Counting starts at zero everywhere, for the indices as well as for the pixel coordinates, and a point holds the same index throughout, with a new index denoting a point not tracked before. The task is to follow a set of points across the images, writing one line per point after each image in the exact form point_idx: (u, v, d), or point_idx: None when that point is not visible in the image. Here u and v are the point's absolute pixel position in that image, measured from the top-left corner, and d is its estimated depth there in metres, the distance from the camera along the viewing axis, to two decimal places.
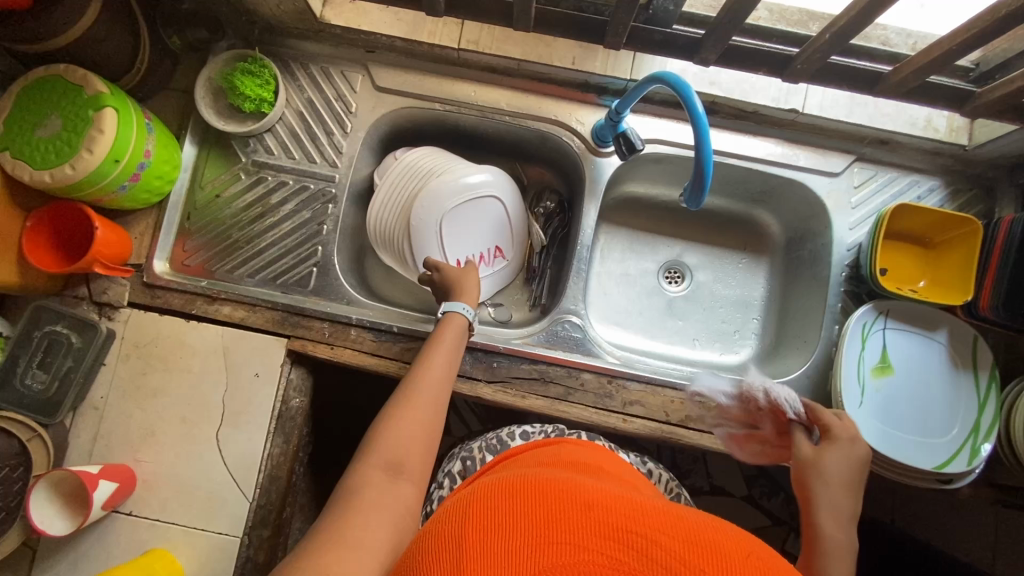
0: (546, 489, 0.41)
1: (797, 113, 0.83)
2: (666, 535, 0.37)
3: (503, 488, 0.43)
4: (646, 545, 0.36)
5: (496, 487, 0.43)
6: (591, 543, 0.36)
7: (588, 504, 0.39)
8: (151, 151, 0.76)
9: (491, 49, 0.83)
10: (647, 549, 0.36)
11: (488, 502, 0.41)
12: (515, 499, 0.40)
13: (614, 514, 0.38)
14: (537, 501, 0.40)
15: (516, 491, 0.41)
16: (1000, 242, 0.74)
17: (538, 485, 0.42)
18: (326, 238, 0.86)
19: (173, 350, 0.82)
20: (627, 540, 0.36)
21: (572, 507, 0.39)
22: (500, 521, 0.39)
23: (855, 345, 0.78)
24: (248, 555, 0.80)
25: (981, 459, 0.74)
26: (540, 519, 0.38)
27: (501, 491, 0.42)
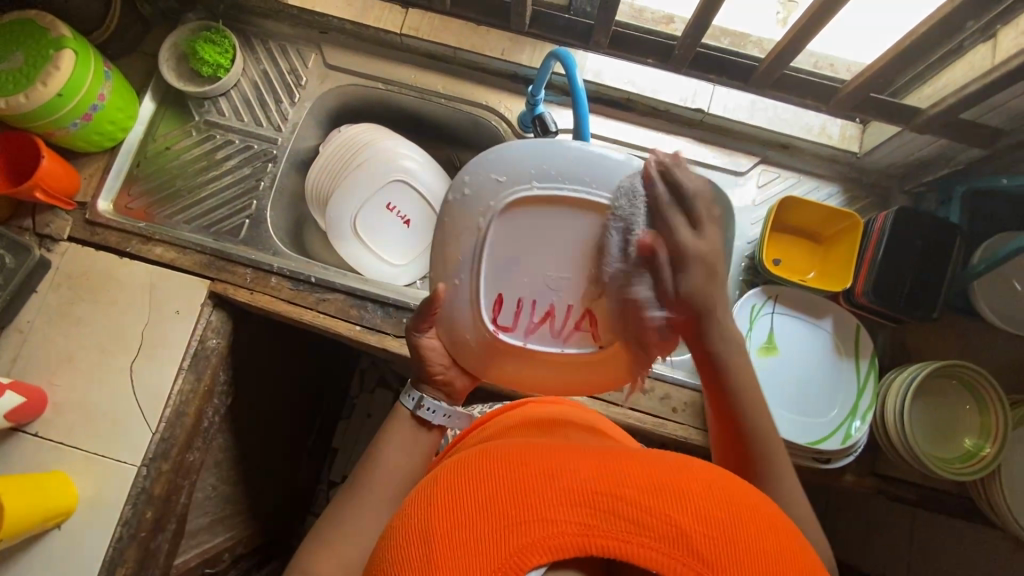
0: (511, 461, 0.40)
1: (703, 113, 0.91)
2: (630, 489, 0.37)
3: (470, 464, 0.42)
4: (610, 503, 0.36)
5: (460, 464, 0.43)
6: (559, 513, 0.36)
7: (553, 469, 0.39)
8: (105, 96, 0.84)
9: (428, 35, 0.92)
10: (612, 508, 0.36)
11: (454, 483, 0.40)
12: (483, 477, 0.40)
13: (582, 476, 0.38)
14: (503, 477, 0.39)
15: (480, 467, 0.41)
16: (875, 234, 0.79)
17: (502, 457, 0.41)
18: (262, 194, 0.93)
19: (102, 284, 0.87)
20: (592, 502, 0.37)
21: (536, 477, 0.38)
22: (467, 502, 0.38)
23: (743, 325, 0.82)
24: (143, 486, 0.82)
25: (855, 439, 0.77)
26: (507, 500, 0.37)
27: (464, 469, 0.41)
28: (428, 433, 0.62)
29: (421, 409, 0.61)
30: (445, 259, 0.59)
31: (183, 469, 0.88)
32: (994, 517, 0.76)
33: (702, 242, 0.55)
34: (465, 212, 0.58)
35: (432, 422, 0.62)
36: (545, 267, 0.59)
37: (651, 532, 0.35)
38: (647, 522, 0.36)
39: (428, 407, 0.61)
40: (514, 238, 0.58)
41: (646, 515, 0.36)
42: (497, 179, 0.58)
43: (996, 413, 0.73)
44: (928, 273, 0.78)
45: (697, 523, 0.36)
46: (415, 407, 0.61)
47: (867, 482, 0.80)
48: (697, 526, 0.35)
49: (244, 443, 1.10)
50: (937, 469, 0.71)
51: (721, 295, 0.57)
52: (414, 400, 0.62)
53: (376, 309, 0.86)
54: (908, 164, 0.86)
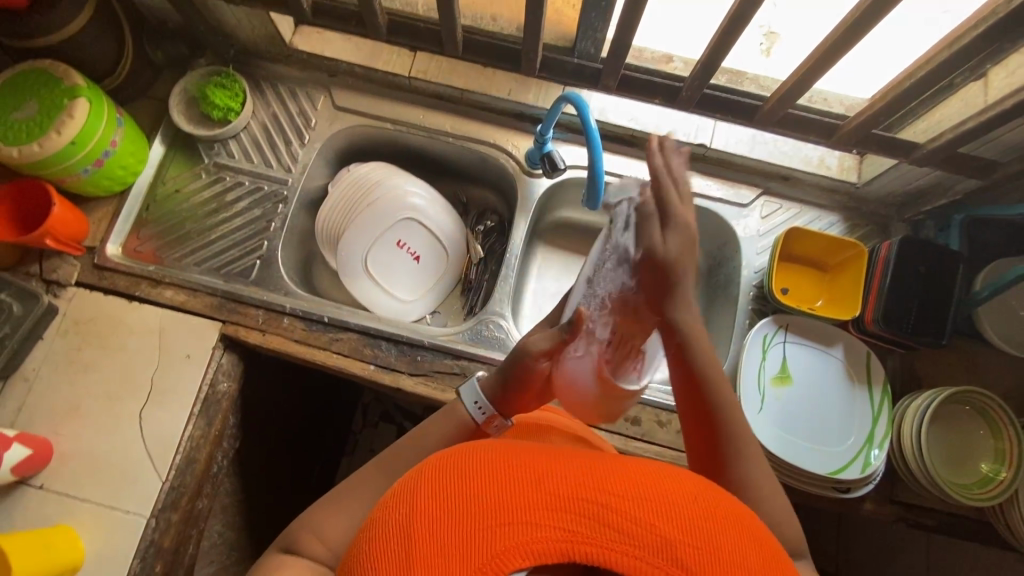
0: (496, 462, 0.39)
1: (706, 147, 0.94)
2: (617, 495, 0.36)
3: (453, 461, 0.40)
4: (598, 511, 0.35)
5: (443, 459, 0.41)
6: (545, 519, 0.35)
7: (538, 471, 0.37)
8: (117, 142, 0.85)
9: (437, 78, 0.94)
10: (600, 517, 0.35)
11: (437, 482, 0.39)
12: (466, 477, 0.38)
13: (569, 479, 0.37)
14: (488, 478, 0.37)
15: (465, 467, 0.39)
16: (880, 264, 0.81)
17: (485, 456, 0.40)
18: (272, 235, 0.93)
19: (110, 329, 0.85)
20: (579, 509, 0.35)
21: (522, 479, 0.37)
22: (450, 502, 0.37)
23: (756, 354, 0.83)
24: (153, 538, 0.80)
25: (874, 468, 0.77)
26: (489, 501, 0.36)
27: (448, 468, 0.40)
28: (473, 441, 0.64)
29: (487, 424, 0.63)
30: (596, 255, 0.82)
31: (192, 517, 0.86)
32: (1014, 541, 0.76)
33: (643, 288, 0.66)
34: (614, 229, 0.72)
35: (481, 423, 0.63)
36: None
37: (638, 542, 0.34)
38: (633, 532, 0.34)
39: (479, 407, 0.63)
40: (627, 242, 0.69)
41: (635, 525, 0.34)
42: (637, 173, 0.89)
43: (1010, 437, 0.74)
44: (936, 299, 0.79)
45: (683, 535, 0.35)
46: (485, 421, 0.63)
47: (886, 510, 0.80)
48: (684, 537, 0.35)
49: (250, 487, 1.08)
50: (957, 494, 0.72)
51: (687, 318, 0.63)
52: (484, 413, 0.63)
53: (391, 348, 0.86)
54: (906, 194, 0.89)
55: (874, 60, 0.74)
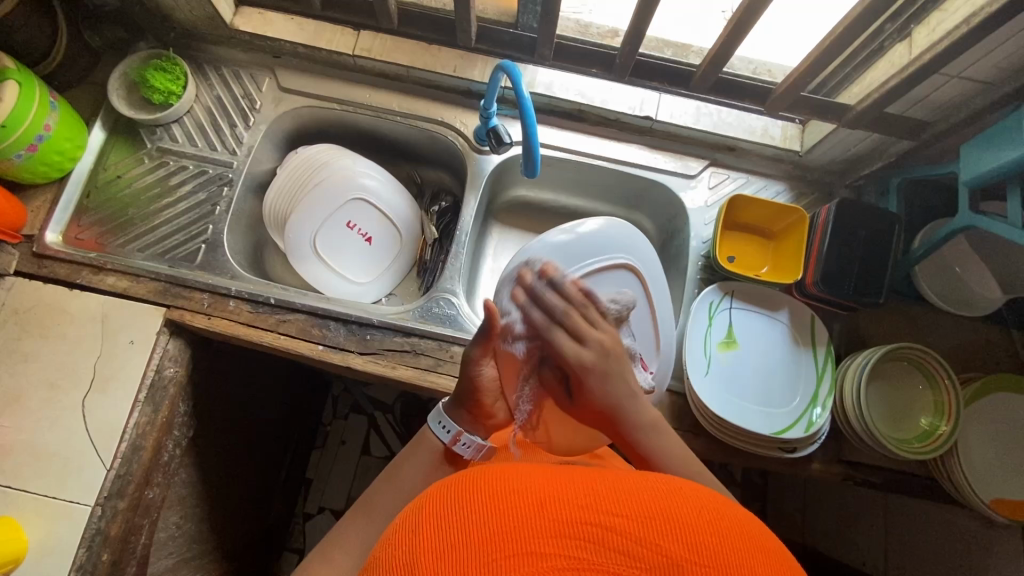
0: (498, 486, 0.37)
1: (651, 119, 0.94)
2: (620, 517, 0.34)
3: (449, 488, 0.38)
4: (604, 537, 0.33)
5: (443, 486, 0.39)
6: (550, 547, 0.33)
7: (540, 496, 0.36)
8: (51, 126, 0.83)
9: (381, 55, 0.93)
10: (605, 540, 0.33)
11: (436, 510, 0.37)
12: (466, 505, 0.36)
13: (572, 502, 0.35)
14: (489, 505, 0.35)
15: (464, 495, 0.37)
16: (820, 228, 0.83)
17: (484, 481, 0.38)
18: (218, 218, 0.92)
19: (50, 318, 0.84)
20: (583, 533, 0.33)
21: (523, 505, 0.35)
22: (452, 532, 0.35)
23: (702, 321, 0.84)
24: (98, 527, 0.79)
25: (817, 426, 0.78)
26: (491, 530, 0.34)
27: (448, 494, 0.38)
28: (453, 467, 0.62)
29: (454, 442, 0.61)
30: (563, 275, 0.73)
31: (142, 506, 0.85)
32: (957, 494, 0.77)
33: (592, 353, 0.59)
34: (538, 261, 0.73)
35: (457, 453, 0.62)
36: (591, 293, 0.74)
37: (642, 563, 0.33)
38: (640, 555, 0.33)
39: (445, 426, 0.62)
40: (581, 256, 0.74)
41: (639, 546, 0.33)
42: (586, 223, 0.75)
43: (947, 389, 0.76)
44: (875, 260, 0.81)
45: (690, 554, 0.33)
46: (451, 440, 0.61)
47: (835, 469, 0.82)
48: (690, 556, 0.33)
49: (210, 476, 1.06)
50: (897, 449, 0.73)
51: (623, 381, 0.58)
52: (449, 433, 0.62)
53: (339, 328, 0.85)
54: (847, 160, 0.90)
55: (809, 6, 0.78)
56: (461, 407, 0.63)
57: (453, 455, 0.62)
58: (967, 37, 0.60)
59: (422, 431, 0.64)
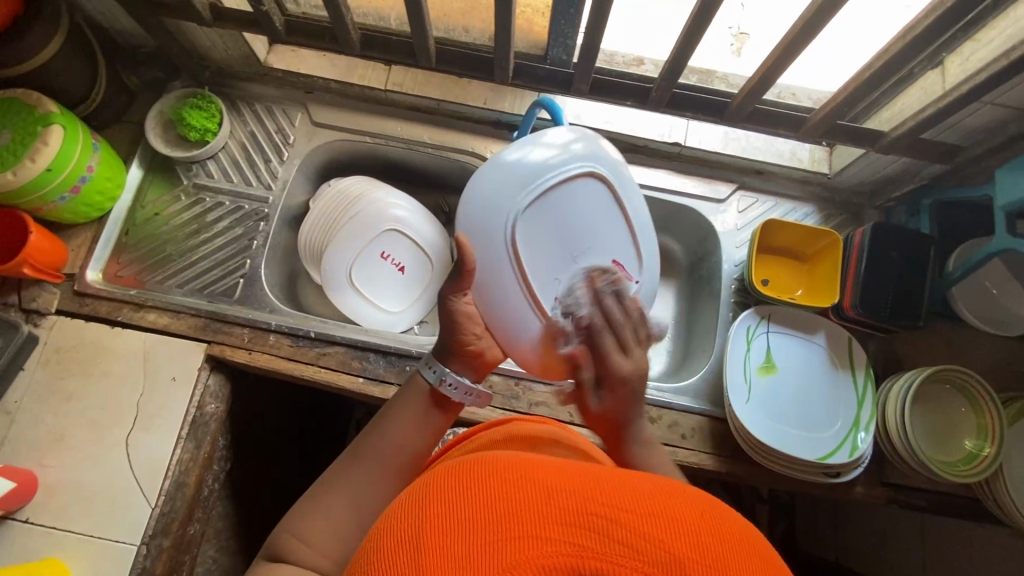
0: (505, 474, 0.37)
1: (680, 145, 0.95)
2: (625, 510, 0.34)
3: (463, 476, 0.38)
4: (607, 526, 0.33)
5: (457, 472, 0.40)
6: (553, 532, 0.33)
7: (548, 485, 0.36)
8: (93, 167, 0.84)
9: (413, 90, 0.95)
10: (607, 530, 0.33)
11: (445, 492, 0.37)
12: (475, 489, 0.36)
13: (578, 493, 0.35)
14: (498, 488, 0.36)
15: (477, 481, 0.37)
16: (855, 251, 0.83)
17: (497, 469, 0.38)
18: (255, 252, 0.93)
19: (94, 356, 0.84)
20: (588, 524, 0.33)
21: (531, 491, 0.35)
22: (458, 512, 0.35)
23: (740, 345, 0.84)
24: (144, 566, 0.78)
25: (862, 451, 0.78)
26: (497, 512, 0.34)
27: (457, 477, 0.38)
28: (440, 413, 0.61)
29: (441, 385, 0.60)
30: (560, 237, 0.70)
31: (184, 543, 0.85)
32: (1002, 515, 0.77)
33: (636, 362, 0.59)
34: (485, 215, 0.70)
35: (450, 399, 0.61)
36: (574, 246, 0.70)
37: (644, 556, 0.32)
38: (644, 548, 0.32)
39: (448, 382, 0.60)
40: (561, 217, 0.71)
41: (643, 540, 0.32)
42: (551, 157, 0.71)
43: (990, 413, 0.75)
44: (913, 283, 0.81)
45: (694, 553, 0.32)
46: (438, 383, 0.60)
47: (877, 492, 0.82)
48: (693, 555, 0.32)
49: (243, 508, 1.06)
50: (941, 471, 0.73)
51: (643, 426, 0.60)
52: (437, 375, 0.60)
53: (378, 359, 0.86)
54: (876, 182, 0.91)
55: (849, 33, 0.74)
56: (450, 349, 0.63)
57: (442, 401, 0.61)
58: (1007, 69, 0.61)
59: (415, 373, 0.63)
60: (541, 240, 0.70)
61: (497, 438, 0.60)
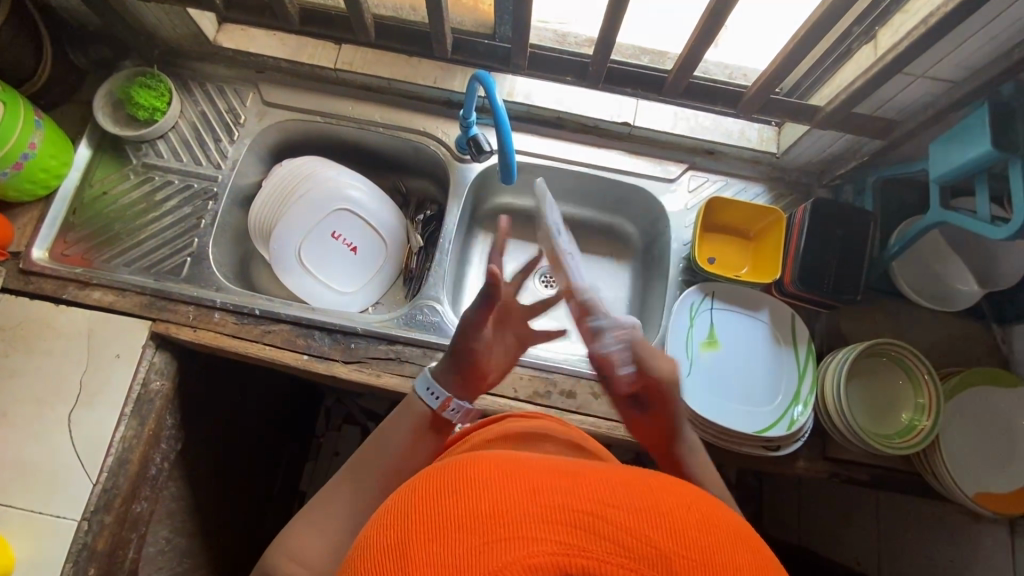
0: (487, 471, 0.37)
1: (630, 125, 0.96)
2: (612, 507, 0.34)
3: (443, 477, 0.38)
4: (596, 524, 0.33)
5: (439, 472, 0.39)
6: (540, 532, 0.32)
7: (533, 484, 0.35)
8: (36, 144, 0.84)
9: (362, 69, 0.95)
10: (597, 529, 0.33)
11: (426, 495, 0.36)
12: (460, 489, 0.36)
13: (565, 491, 0.35)
14: (482, 488, 0.35)
15: (458, 481, 0.36)
16: (796, 227, 0.84)
17: (478, 468, 0.37)
18: (203, 231, 0.93)
19: (37, 333, 0.84)
20: (573, 521, 0.33)
21: (517, 490, 0.34)
22: (442, 517, 0.34)
23: (683, 321, 0.85)
24: (85, 541, 0.79)
25: (799, 425, 0.79)
26: (483, 513, 0.34)
27: (439, 479, 0.38)
28: (437, 434, 0.62)
29: (443, 408, 0.62)
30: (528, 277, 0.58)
31: (129, 520, 0.85)
32: (939, 488, 0.78)
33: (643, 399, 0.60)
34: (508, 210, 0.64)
35: (451, 421, 0.62)
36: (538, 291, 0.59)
37: (629, 554, 0.32)
38: (631, 544, 0.32)
39: (451, 407, 0.62)
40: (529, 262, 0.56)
41: (630, 536, 0.32)
42: None
43: (927, 384, 0.76)
44: (852, 258, 0.82)
45: (678, 546, 0.33)
46: (441, 406, 0.61)
47: (819, 466, 0.82)
48: (679, 549, 0.33)
49: (200, 489, 1.06)
50: (878, 444, 0.73)
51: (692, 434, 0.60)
52: (438, 399, 0.62)
53: (323, 337, 0.86)
54: (823, 160, 0.91)
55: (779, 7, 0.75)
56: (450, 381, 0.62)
57: (439, 423, 0.62)
58: (925, 36, 0.61)
59: (409, 396, 0.64)
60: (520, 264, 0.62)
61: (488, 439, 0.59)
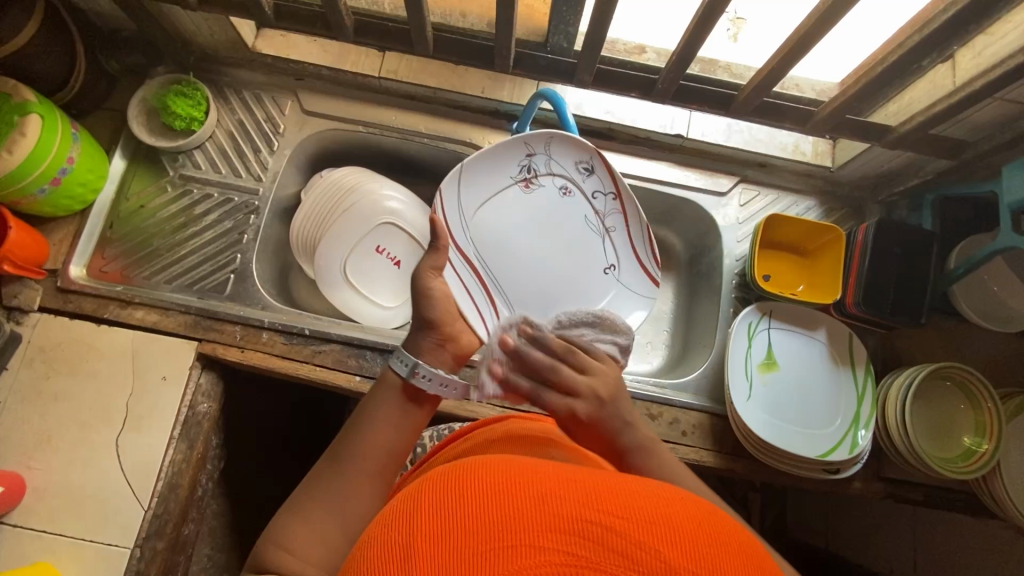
0: (498, 474, 0.35)
1: (683, 137, 0.93)
2: (622, 517, 0.32)
3: (455, 478, 0.36)
4: (601, 534, 0.31)
5: (450, 471, 0.37)
6: (544, 541, 0.30)
7: (543, 492, 0.33)
8: (74, 158, 0.80)
9: (408, 77, 0.92)
10: (604, 540, 0.31)
11: (433, 497, 0.35)
12: (464, 494, 0.34)
13: (575, 500, 0.32)
14: (491, 494, 0.33)
15: (468, 482, 0.35)
16: (858, 248, 0.83)
17: (490, 471, 0.36)
18: (246, 247, 0.91)
19: (80, 355, 0.82)
20: (581, 530, 0.31)
21: (525, 497, 0.33)
22: (450, 514, 0.33)
23: (743, 342, 0.84)
24: (138, 569, 0.77)
25: (861, 448, 0.78)
26: (486, 517, 0.32)
27: (452, 476, 0.36)
28: (416, 406, 0.57)
29: (414, 377, 0.56)
30: (498, 245, 0.79)
31: (179, 543, 0.84)
32: (997, 510, 0.78)
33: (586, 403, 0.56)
34: (497, 239, 0.79)
35: (426, 391, 0.56)
36: (513, 237, 0.80)
37: (640, 568, 0.30)
38: (641, 557, 0.30)
39: (422, 374, 0.56)
40: (493, 238, 0.79)
41: (639, 549, 0.30)
42: (466, 230, 0.77)
43: (989, 410, 0.75)
44: (916, 280, 0.81)
45: (692, 563, 0.30)
46: (410, 375, 0.56)
47: (874, 486, 0.82)
48: (691, 564, 0.30)
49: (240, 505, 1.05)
50: (941, 469, 0.73)
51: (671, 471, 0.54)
52: (407, 368, 0.56)
53: (376, 357, 0.84)
54: (880, 176, 0.90)
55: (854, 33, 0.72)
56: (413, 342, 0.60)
57: (416, 393, 0.57)
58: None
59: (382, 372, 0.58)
60: (507, 236, 0.79)
61: (497, 437, 0.60)
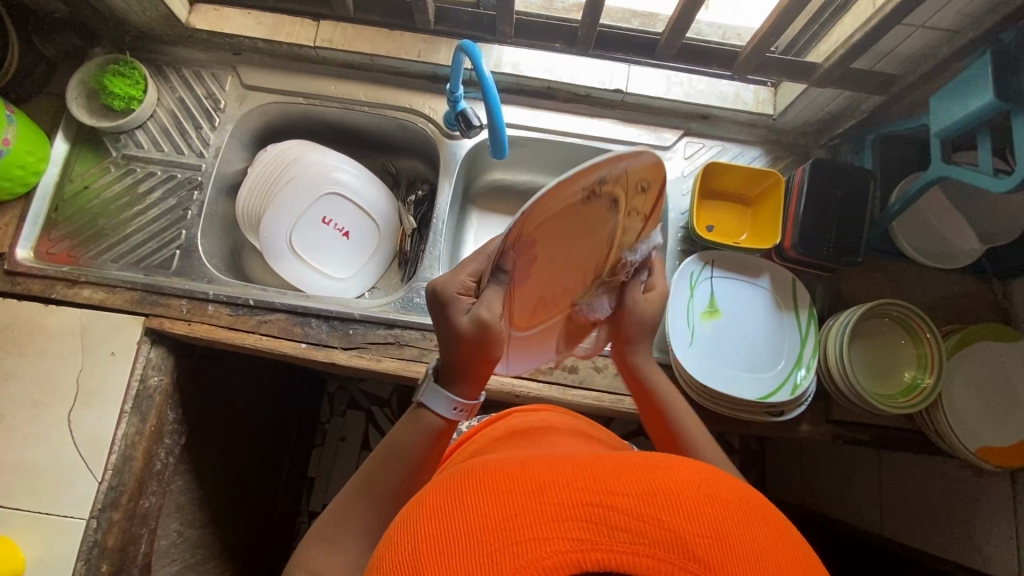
0: (491, 473, 0.34)
1: (622, 93, 0.92)
2: (624, 494, 0.31)
3: (446, 486, 0.35)
4: (603, 514, 0.30)
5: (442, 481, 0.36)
6: (548, 530, 0.30)
7: (540, 479, 0.32)
8: (10, 140, 0.81)
9: (343, 45, 0.92)
10: (604, 517, 0.30)
11: (429, 508, 0.34)
12: (460, 499, 0.33)
13: (571, 483, 0.32)
14: (485, 492, 0.32)
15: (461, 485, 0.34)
16: (795, 190, 0.83)
17: (481, 472, 0.35)
18: (190, 222, 0.91)
19: (28, 335, 0.83)
20: (582, 514, 0.30)
21: (520, 489, 0.32)
22: (445, 527, 0.31)
23: (684, 292, 0.84)
24: (95, 539, 0.79)
25: (803, 388, 0.79)
26: (484, 518, 0.31)
27: (443, 488, 0.35)
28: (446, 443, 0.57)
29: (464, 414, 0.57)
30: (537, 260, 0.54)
31: (138, 516, 0.85)
32: (944, 445, 0.78)
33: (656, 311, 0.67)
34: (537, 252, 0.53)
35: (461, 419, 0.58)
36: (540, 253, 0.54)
37: (646, 540, 0.29)
38: (646, 530, 0.29)
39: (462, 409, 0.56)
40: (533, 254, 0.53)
41: (642, 521, 0.30)
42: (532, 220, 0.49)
43: (929, 342, 0.76)
44: (852, 219, 0.80)
45: (698, 526, 0.30)
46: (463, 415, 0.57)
47: (823, 429, 0.82)
48: (697, 528, 0.30)
49: (210, 481, 1.06)
50: (882, 404, 0.73)
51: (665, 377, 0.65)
52: (456, 411, 0.56)
53: (321, 324, 0.85)
54: (821, 120, 0.89)
55: None
56: (440, 363, 0.56)
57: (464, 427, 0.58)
58: None
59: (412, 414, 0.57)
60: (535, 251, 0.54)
61: (501, 435, 0.60)
